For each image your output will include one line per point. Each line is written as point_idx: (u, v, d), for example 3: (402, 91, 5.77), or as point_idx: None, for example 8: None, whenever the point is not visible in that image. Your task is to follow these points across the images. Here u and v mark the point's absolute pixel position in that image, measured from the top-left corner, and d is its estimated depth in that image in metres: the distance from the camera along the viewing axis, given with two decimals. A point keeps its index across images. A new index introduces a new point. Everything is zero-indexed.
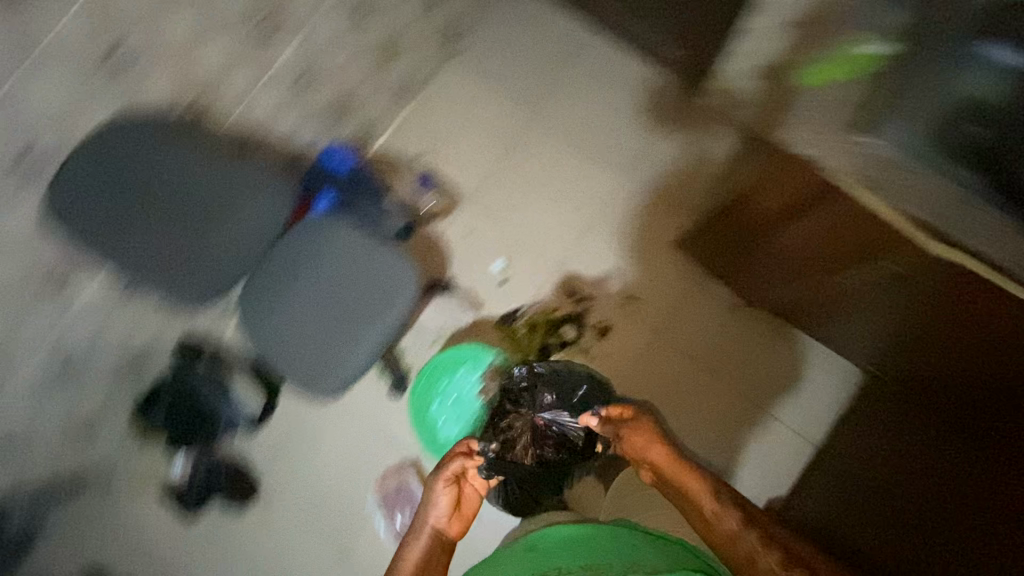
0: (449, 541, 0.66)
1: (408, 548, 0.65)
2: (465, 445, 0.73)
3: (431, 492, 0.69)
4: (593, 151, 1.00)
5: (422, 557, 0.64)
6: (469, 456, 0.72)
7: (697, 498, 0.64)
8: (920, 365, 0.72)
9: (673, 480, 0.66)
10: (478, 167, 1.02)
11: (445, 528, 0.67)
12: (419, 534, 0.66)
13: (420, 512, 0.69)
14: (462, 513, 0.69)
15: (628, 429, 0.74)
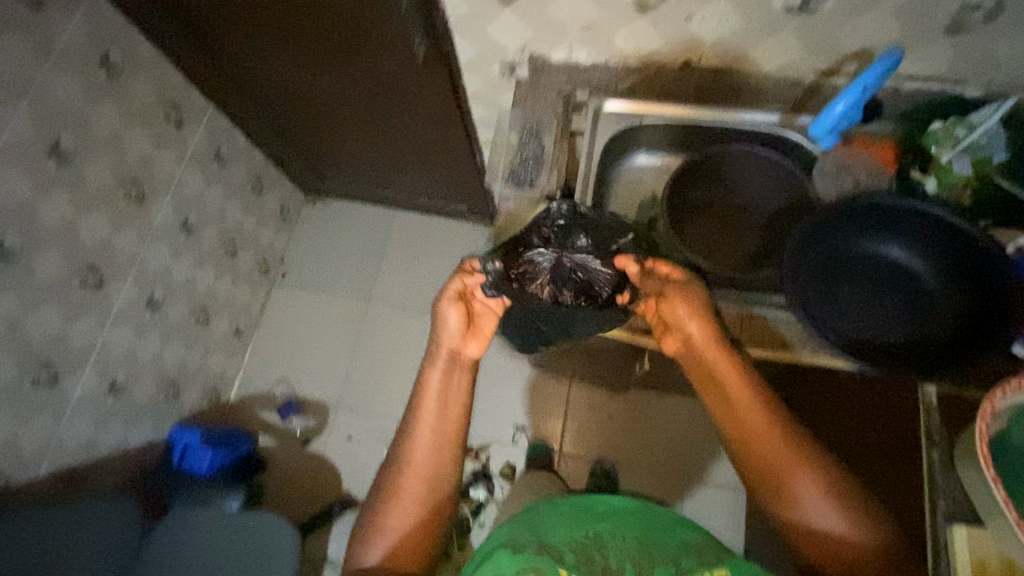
0: (458, 344, 0.90)
1: (436, 365, 0.89)
2: (467, 264, 0.93)
3: (446, 305, 0.90)
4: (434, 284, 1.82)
5: (449, 329, 0.90)
6: (472, 274, 0.93)
7: (738, 397, 0.78)
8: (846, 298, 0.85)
9: (708, 366, 0.80)
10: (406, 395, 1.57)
11: (448, 307, 0.91)
12: (437, 347, 0.90)
13: (446, 299, 0.91)
14: (468, 302, 0.92)
15: (674, 300, 0.82)
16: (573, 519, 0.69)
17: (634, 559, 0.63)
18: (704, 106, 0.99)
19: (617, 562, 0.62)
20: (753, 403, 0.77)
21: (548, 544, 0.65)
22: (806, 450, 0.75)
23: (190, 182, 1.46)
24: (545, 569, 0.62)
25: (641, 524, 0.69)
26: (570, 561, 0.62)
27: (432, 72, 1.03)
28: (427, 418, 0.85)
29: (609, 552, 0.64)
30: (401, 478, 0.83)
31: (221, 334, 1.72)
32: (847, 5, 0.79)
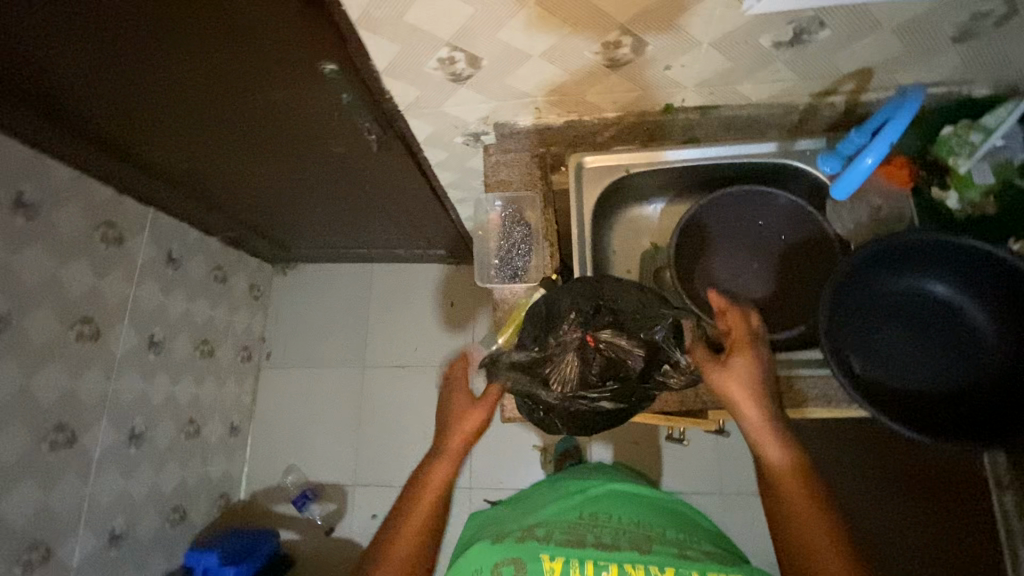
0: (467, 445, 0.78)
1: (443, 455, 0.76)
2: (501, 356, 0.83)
3: (464, 404, 0.81)
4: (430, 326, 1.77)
5: (465, 425, 0.78)
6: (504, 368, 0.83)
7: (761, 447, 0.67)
8: (886, 335, 0.78)
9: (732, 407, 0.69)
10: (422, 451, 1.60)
11: (466, 408, 0.80)
12: (448, 443, 0.77)
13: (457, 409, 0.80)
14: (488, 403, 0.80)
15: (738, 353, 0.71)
16: (566, 499, 0.79)
17: (624, 533, 0.70)
18: (691, 145, 0.91)
19: (609, 533, 0.70)
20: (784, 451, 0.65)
21: (543, 522, 0.73)
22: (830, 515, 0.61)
23: (148, 295, 1.34)
24: (525, 556, 0.65)
25: (627, 500, 0.79)
26: (562, 532, 0.70)
27: (393, 155, 1.04)
28: (418, 515, 0.71)
29: (602, 526, 0.72)
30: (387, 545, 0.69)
31: (217, 438, 1.61)
32: (843, 34, 0.70)
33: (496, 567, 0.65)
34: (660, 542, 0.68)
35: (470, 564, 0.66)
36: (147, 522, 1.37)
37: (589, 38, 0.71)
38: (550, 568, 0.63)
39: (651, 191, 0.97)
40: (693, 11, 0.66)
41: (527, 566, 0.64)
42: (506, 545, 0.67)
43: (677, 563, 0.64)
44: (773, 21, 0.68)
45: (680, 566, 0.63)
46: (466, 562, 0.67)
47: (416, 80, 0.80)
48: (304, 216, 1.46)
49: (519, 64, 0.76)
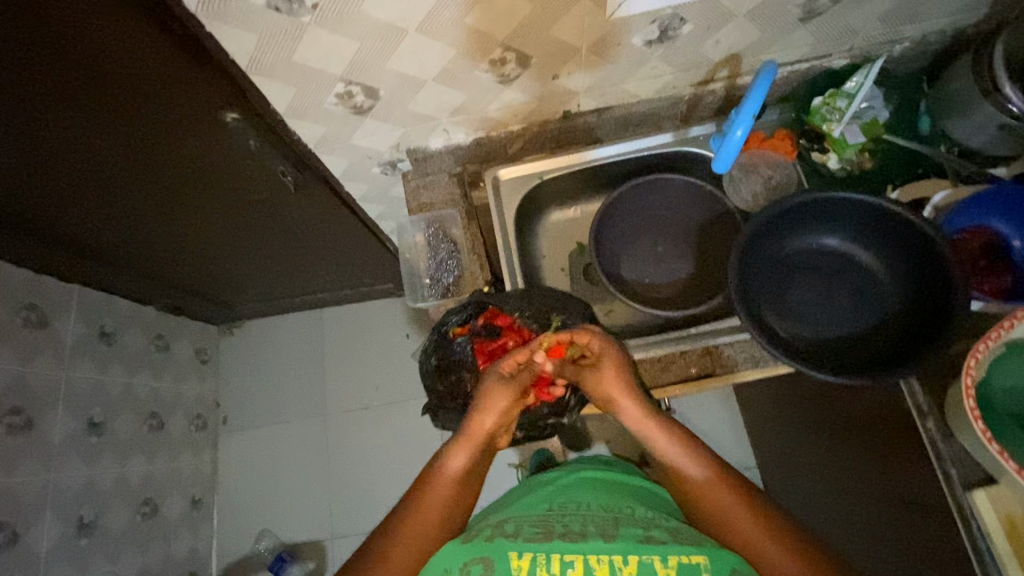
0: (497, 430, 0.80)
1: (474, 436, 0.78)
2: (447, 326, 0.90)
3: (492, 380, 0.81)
4: (388, 361, 1.76)
5: (499, 412, 0.78)
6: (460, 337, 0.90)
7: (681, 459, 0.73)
8: (796, 295, 0.83)
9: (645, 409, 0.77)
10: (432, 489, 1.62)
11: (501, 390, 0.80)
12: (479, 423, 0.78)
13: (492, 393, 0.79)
14: (521, 383, 0.81)
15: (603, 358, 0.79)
16: (540, 495, 0.80)
17: (592, 520, 0.70)
18: (595, 145, 0.96)
19: (577, 521, 0.70)
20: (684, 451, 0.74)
21: (508, 521, 0.72)
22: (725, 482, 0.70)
23: (82, 376, 1.28)
24: (492, 556, 0.63)
25: (590, 491, 0.80)
26: (532, 525, 0.70)
27: (313, 196, 1.05)
28: (446, 488, 0.73)
29: (570, 514, 0.73)
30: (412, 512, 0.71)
31: (178, 515, 1.53)
32: (703, 26, 0.77)
33: (465, 566, 0.63)
34: (625, 526, 0.68)
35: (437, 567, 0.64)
36: None
37: (476, 58, 0.76)
38: (518, 565, 0.62)
39: (568, 195, 1.01)
40: (563, 21, 0.72)
41: (495, 565, 0.62)
42: (473, 544, 0.65)
43: (640, 549, 0.63)
44: (639, 22, 0.74)
45: (641, 554, 0.63)
46: (434, 563, 0.65)
47: (320, 119, 0.82)
48: (242, 271, 1.44)
49: (415, 90, 0.80)
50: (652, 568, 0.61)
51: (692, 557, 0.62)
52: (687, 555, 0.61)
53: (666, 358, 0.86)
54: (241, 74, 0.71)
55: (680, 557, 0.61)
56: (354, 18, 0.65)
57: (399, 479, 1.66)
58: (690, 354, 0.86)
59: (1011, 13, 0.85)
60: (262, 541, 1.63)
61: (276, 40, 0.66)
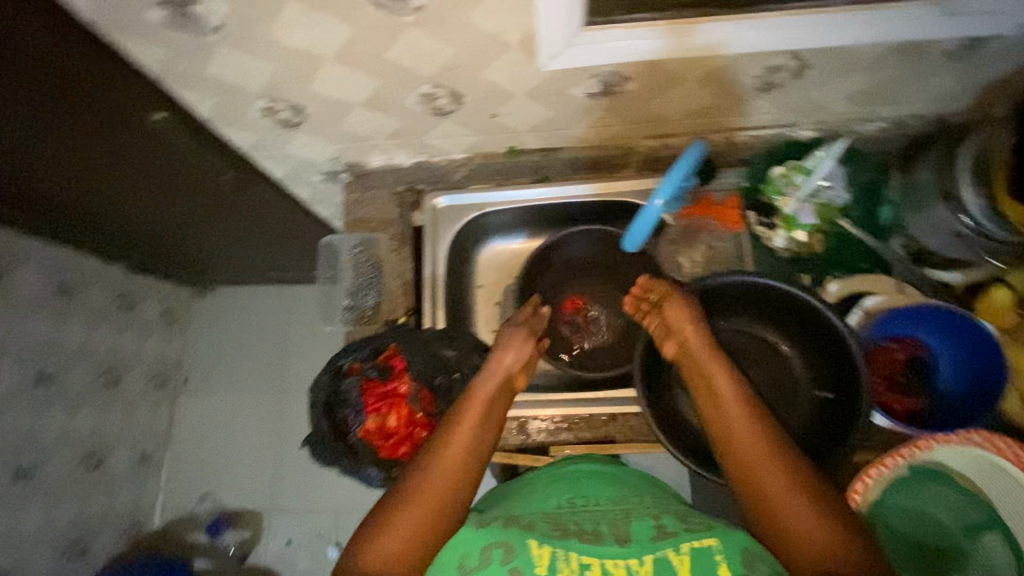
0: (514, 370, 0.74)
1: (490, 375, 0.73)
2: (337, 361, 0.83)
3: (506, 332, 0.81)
4: None
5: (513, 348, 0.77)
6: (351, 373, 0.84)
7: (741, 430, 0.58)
8: None
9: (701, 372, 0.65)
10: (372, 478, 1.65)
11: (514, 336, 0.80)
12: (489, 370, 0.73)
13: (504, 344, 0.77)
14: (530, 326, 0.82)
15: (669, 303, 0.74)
16: (538, 486, 0.69)
17: (603, 516, 0.60)
18: (541, 184, 0.93)
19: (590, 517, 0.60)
20: (741, 421, 0.58)
21: (517, 515, 0.61)
22: (792, 465, 0.54)
23: (35, 329, 1.31)
24: (512, 539, 0.54)
25: (586, 482, 0.69)
26: (548, 523, 0.58)
27: (258, 193, 1.02)
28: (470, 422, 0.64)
29: (580, 512, 0.62)
30: (438, 450, 0.61)
31: (124, 469, 1.59)
32: (649, 85, 0.72)
33: (484, 550, 0.53)
34: (638, 518, 0.58)
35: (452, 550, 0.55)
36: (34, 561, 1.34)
37: (403, 89, 0.72)
38: (539, 555, 0.53)
39: (510, 228, 0.98)
40: (491, 67, 0.68)
41: (516, 549, 0.53)
42: (489, 528, 0.56)
43: (653, 546, 0.54)
44: (576, 76, 0.69)
45: (658, 549, 0.53)
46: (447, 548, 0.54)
47: (247, 127, 0.80)
48: (203, 245, 1.44)
49: (344, 112, 0.77)
50: (671, 567, 0.51)
51: (703, 540, 0.53)
52: (697, 539, 0.53)
53: (567, 417, 0.85)
54: (156, 80, 0.71)
55: (691, 542, 0.53)
56: (262, 41, 0.62)
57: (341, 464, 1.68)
58: (592, 419, 0.85)
59: (994, 110, 0.79)
60: (204, 503, 1.69)
61: (184, 53, 0.64)
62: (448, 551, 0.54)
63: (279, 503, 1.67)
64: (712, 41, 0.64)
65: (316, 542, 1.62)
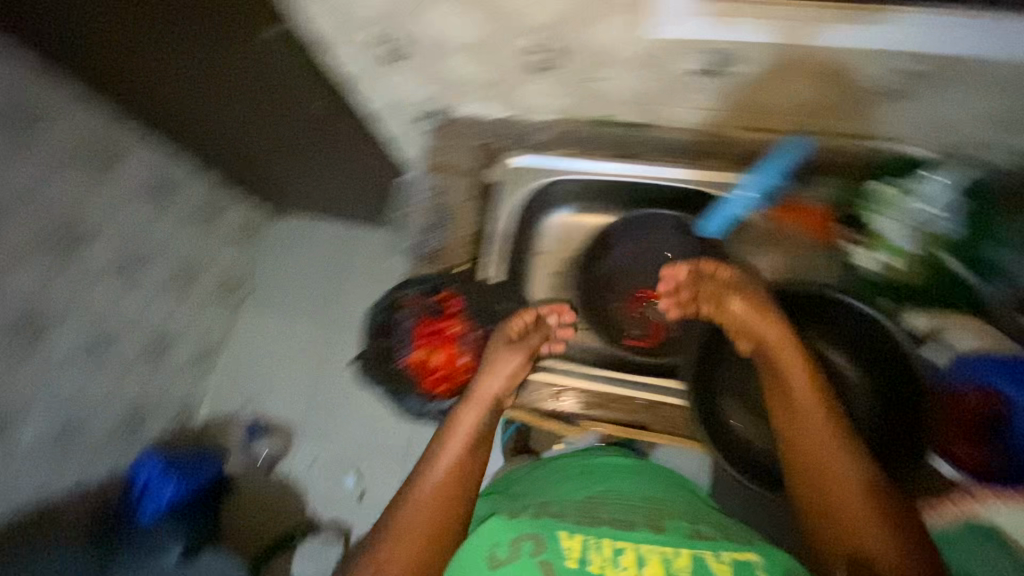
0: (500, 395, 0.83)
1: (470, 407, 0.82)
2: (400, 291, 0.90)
3: (502, 348, 0.85)
4: None
5: (502, 375, 0.83)
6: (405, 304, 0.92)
7: (811, 425, 0.71)
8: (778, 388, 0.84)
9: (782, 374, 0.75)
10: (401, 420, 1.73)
11: (510, 353, 0.85)
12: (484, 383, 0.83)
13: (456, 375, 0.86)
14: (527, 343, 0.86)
15: (728, 291, 0.80)
16: (565, 484, 0.82)
17: (627, 513, 0.70)
18: (625, 158, 0.89)
19: (614, 511, 0.71)
20: (822, 421, 0.71)
21: (541, 504, 0.74)
22: (855, 458, 0.68)
23: (131, 218, 1.42)
24: (545, 538, 0.62)
25: (636, 489, 0.79)
26: (582, 518, 0.68)
27: (347, 124, 1.05)
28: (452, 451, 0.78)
29: (608, 507, 0.72)
30: (421, 479, 0.75)
31: (183, 361, 1.72)
32: (764, 69, 0.69)
33: (513, 543, 0.63)
34: (675, 521, 0.68)
35: (487, 540, 0.64)
36: (97, 424, 1.47)
37: (511, 37, 0.72)
38: (569, 545, 0.61)
39: (584, 200, 0.97)
40: (606, 24, 0.67)
41: (546, 543, 0.62)
42: (522, 522, 0.65)
43: (689, 545, 0.62)
44: (691, 47, 0.67)
45: (693, 549, 0.62)
46: (481, 535, 0.65)
47: (357, 55, 0.83)
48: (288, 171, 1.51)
49: (449, 52, 0.78)
50: (706, 563, 0.60)
51: (744, 553, 0.61)
52: (741, 552, 0.60)
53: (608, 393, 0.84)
54: None
55: (732, 553, 0.61)
56: None
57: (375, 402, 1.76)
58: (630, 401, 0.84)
59: None
60: (246, 410, 1.81)
61: None
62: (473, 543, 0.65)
63: (313, 423, 1.76)
64: (844, 27, 0.60)
65: (338, 467, 1.71)
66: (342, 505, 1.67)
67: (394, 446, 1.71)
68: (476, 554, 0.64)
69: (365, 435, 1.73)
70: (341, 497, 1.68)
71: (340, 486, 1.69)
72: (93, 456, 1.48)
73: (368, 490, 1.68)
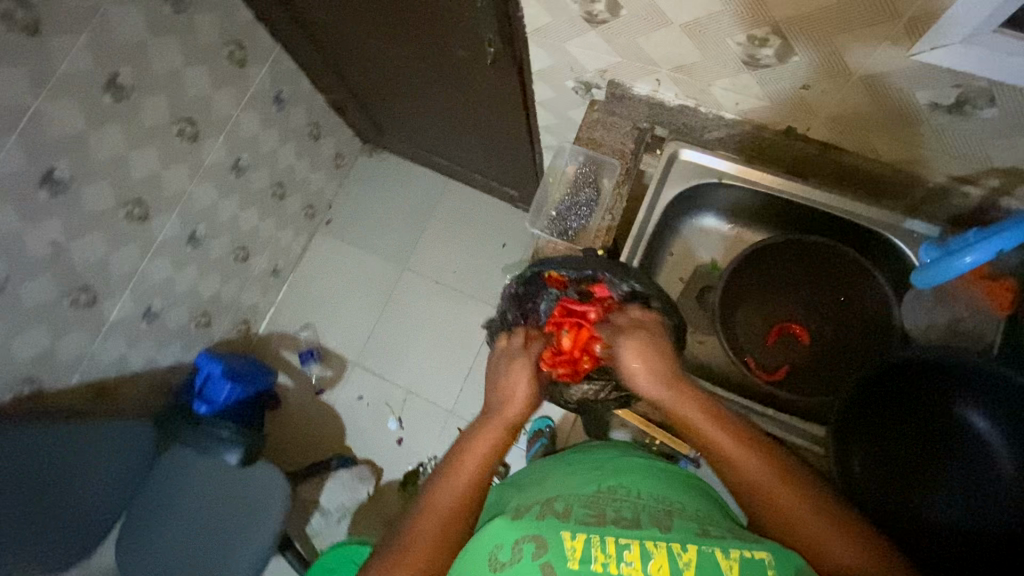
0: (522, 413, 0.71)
1: (642, 381, 0.69)
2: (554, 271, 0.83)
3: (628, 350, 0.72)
4: (478, 257, 1.81)
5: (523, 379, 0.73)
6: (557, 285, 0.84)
7: (751, 465, 0.60)
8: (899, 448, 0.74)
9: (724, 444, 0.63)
10: (452, 379, 1.73)
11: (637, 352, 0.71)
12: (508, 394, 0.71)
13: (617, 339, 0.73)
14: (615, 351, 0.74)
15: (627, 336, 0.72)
16: (574, 469, 0.69)
17: (643, 509, 0.59)
18: (798, 179, 0.84)
19: (629, 509, 0.59)
20: (765, 472, 0.59)
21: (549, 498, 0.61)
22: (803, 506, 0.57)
23: (247, 122, 1.41)
24: (547, 538, 0.52)
25: (644, 474, 0.67)
26: (583, 510, 0.58)
27: (501, 75, 1.01)
28: (474, 460, 0.64)
29: (620, 500, 0.61)
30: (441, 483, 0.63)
31: (259, 272, 1.75)
32: (1013, 119, 0.62)
33: (516, 543, 0.53)
34: (681, 519, 0.58)
35: (484, 542, 0.54)
36: (175, 313, 1.51)
37: (736, 26, 0.67)
38: (572, 547, 0.52)
39: (734, 211, 0.92)
40: (855, 34, 0.61)
41: (549, 544, 0.52)
42: (526, 521, 0.55)
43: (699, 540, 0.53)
44: (944, 77, 0.61)
45: (702, 544, 0.53)
46: (478, 541, 0.55)
47: (552, 7, 0.79)
48: (405, 109, 1.48)
49: (656, 26, 0.73)
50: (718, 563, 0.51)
51: (756, 552, 0.52)
52: (750, 550, 0.51)
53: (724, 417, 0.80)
54: None
55: (743, 551, 0.51)
56: None
57: (430, 356, 1.76)
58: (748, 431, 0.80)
59: None
60: (304, 332, 1.84)
61: None
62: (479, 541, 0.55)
63: (367, 361, 1.78)
64: None
65: (382, 409, 1.73)
66: (379, 445, 1.70)
67: (440, 402, 1.72)
68: (478, 554, 0.54)
69: (414, 385, 1.74)
70: (380, 438, 1.71)
71: (381, 427, 1.71)
72: (164, 343, 1.52)
73: (406, 438, 1.70)
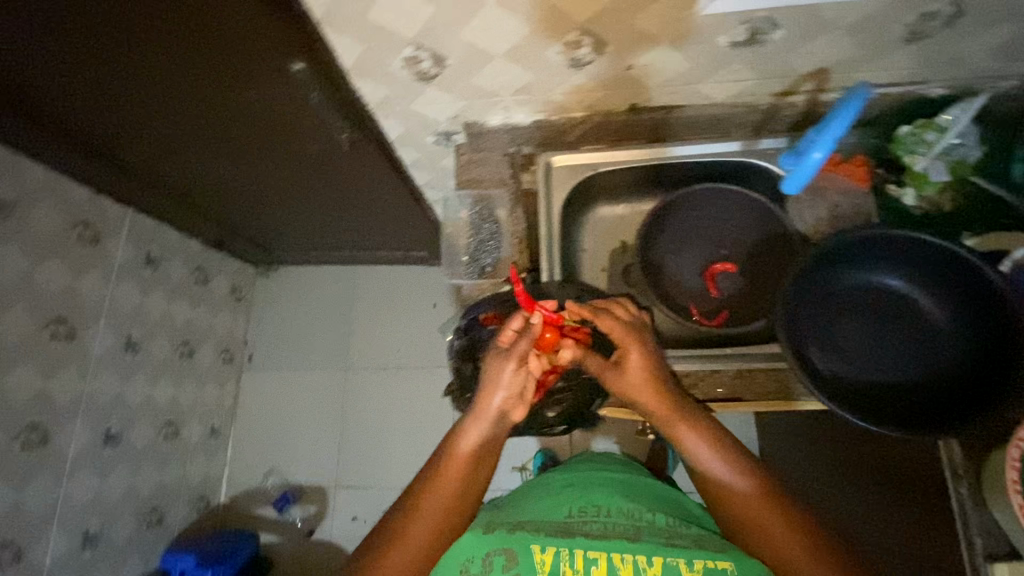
0: (507, 412, 0.68)
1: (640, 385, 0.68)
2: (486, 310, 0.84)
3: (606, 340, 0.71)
4: (415, 326, 1.78)
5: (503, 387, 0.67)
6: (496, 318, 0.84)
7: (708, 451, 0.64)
8: (848, 329, 0.80)
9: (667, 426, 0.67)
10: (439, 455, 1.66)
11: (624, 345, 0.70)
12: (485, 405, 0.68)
13: (626, 343, 0.69)
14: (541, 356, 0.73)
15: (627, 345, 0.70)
16: (558, 493, 0.71)
17: (611, 525, 0.64)
18: (658, 143, 0.91)
19: (600, 523, 0.64)
20: (717, 452, 0.64)
21: (524, 521, 0.65)
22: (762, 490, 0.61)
23: (125, 296, 1.32)
24: (518, 553, 0.59)
25: (610, 486, 0.72)
26: (554, 526, 0.63)
27: (364, 155, 1.03)
28: (452, 482, 0.64)
29: (593, 519, 0.65)
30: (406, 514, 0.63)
31: (197, 440, 1.61)
32: (796, 33, 0.72)
33: (487, 557, 0.60)
34: (649, 529, 0.63)
35: (455, 557, 0.60)
36: (119, 524, 1.35)
37: (548, 39, 0.73)
38: (541, 560, 0.59)
39: (620, 190, 0.97)
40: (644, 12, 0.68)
41: (518, 558, 0.59)
42: (495, 535, 0.61)
43: (666, 551, 0.59)
44: (728, 21, 0.70)
45: (669, 556, 0.58)
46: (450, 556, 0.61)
47: (382, 79, 0.82)
48: (286, 218, 1.45)
49: (481, 63, 0.78)
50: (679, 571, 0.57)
51: (719, 561, 0.57)
52: (712, 560, 0.57)
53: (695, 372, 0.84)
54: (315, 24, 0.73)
55: (706, 561, 0.58)
56: None
57: (408, 442, 1.68)
58: (721, 374, 0.84)
59: None
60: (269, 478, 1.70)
61: None
62: (450, 560, 0.60)
63: (346, 477, 1.67)
64: None
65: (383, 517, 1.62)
66: None
67: None
68: (452, 560, 0.60)
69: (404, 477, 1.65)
70: None
71: None
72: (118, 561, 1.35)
73: None
